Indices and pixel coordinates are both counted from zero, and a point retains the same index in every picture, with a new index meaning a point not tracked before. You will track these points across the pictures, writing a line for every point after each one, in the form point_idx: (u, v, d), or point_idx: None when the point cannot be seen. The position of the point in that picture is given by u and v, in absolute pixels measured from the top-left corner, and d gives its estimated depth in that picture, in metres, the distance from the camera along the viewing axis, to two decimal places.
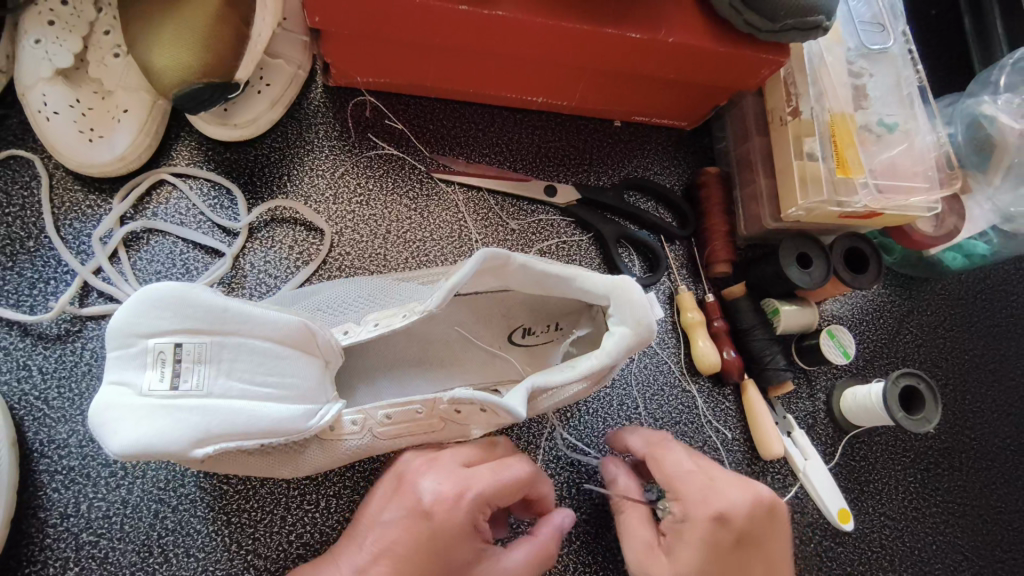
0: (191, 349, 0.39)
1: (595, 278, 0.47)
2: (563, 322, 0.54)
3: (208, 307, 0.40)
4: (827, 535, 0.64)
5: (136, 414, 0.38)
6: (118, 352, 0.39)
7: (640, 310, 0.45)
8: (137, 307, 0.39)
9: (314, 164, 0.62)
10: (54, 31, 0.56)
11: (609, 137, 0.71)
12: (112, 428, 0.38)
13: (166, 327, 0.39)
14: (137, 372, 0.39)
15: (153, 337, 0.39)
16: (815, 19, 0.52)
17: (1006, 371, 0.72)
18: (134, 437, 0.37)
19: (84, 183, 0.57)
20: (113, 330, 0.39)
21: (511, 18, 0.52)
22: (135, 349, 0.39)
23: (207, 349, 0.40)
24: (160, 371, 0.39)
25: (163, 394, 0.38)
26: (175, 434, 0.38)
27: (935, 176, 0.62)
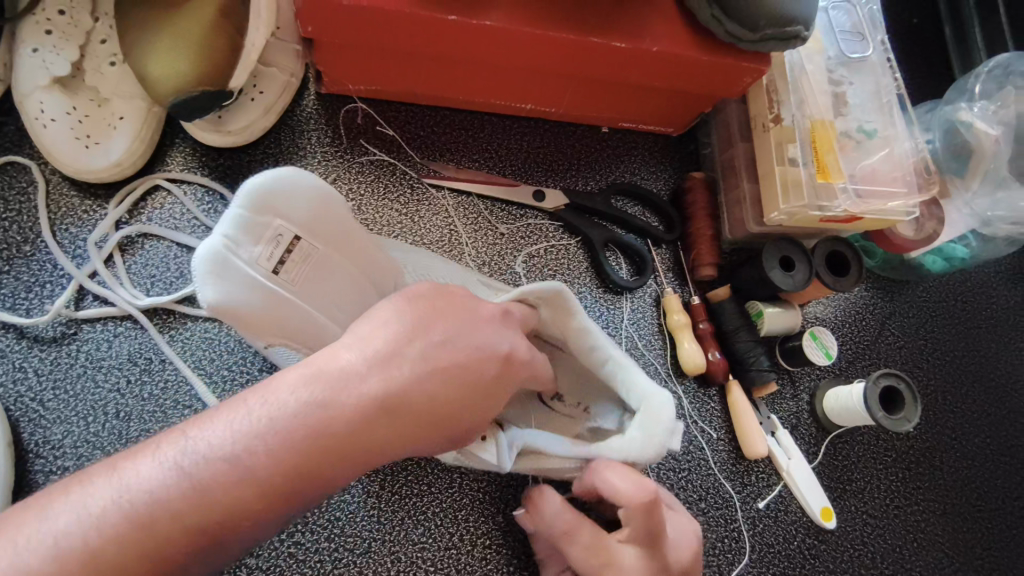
0: (303, 248, 0.46)
1: (642, 379, 0.50)
2: (594, 406, 0.54)
3: (338, 215, 0.47)
4: (810, 532, 0.65)
5: (236, 276, 0.41)
6: (244, 212, 0.42)
7: (658, 433, 0.48)
8: (283, 181, 0.42)
9: (306, 170, 0.63)
10: (52, 40, 0.57)
11: (598, 143, 0.72)
12: (211, 279, 0.40)
13: (292, 218, 0.44)
14: (250, 241, 0.42)
15: (280, 220, 0.44)
16: (794, 29, 0.54)
17: (986, 371, 0.74)
18: (226, 290, 0.40)
19: (80, 189, 0.58)
20: (249, 188, 0.41)
21: (499, 27, 0.53)
22: (260, 221, 0.43)
23: (311, 254, 0.46)
24: (270, 249, 0.43)
25: (264, 272, 0.43)
26: (254, 297, 0.42)
27: (913, 181, 0.63)
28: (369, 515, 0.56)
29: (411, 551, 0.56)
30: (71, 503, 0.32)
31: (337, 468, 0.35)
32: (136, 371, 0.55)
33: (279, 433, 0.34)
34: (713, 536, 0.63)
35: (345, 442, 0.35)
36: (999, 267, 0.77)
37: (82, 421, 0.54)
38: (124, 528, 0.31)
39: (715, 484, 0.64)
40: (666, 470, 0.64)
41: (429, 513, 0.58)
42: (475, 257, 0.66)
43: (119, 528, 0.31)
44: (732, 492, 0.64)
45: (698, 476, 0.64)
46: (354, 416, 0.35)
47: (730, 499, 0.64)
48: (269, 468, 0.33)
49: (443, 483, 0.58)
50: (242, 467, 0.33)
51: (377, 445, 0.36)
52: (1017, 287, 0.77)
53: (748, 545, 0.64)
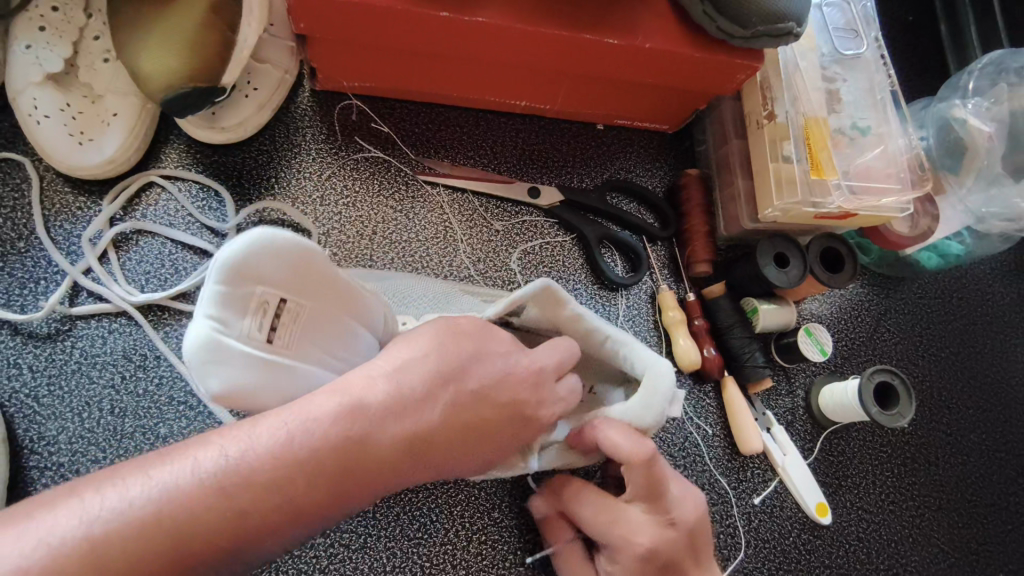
0: (292, 307, 0.40)
1: (642, 353, 0.50)
2: (599, 386, 0.55)
3: (326, 270, 0.42)
4: (805, 528, 0.65)
5: (234, 361, 0.36)
6: (221, 287, 0.36)
7: (656, 397, 0.47)
8: (268, 246, 0.37)
9: (301, 167, 0.63)
10: (45, 36, 0.57)
11: (593, 140, 0.72)
12: (211, 371, 0.36)
13: (274, 277, 0.39)
14: (235, 316, 0.37)
15: (261, 284, 0.38)
16: (785, 25, 0.54)
17: (981, 368, 0.74)
18: (229, 380, 0.36)
19: (74, 185, 0.58)
20: (225, 260, 0.36)
21: (491, 24, 0.53)
22: (242, 292, 0.37)
23: (302, 312, 0.41)
24: (257, 319, 0.38)
25: (258, 345, 0.38)
26: (260, 381, 0.38)
27: (907, 177, 0.63)
28: (365, 511, 0.56)
29: (407, 547, 0.56)
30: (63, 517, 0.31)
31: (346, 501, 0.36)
32: (131, 367, 0.55)
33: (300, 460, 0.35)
34: None
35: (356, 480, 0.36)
36: (994, 264, 0.77)
37: (77, 417, 0.54)
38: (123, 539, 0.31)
39: (711, 480, 0.64)
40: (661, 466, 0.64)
41: (425, 510, 0.57)
42: (471, 254, 0.66)
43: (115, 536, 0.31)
44: (727, 488, 0.65)
45: (694, 472, 0.64)
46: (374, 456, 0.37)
47: (726, 495, 0.64)
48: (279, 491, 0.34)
49: (438, 479, 0.58)
50: (256, 489, 0.33)
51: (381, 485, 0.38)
52: (1012, 283, 0.77)
53: (744, 542, 0.64)
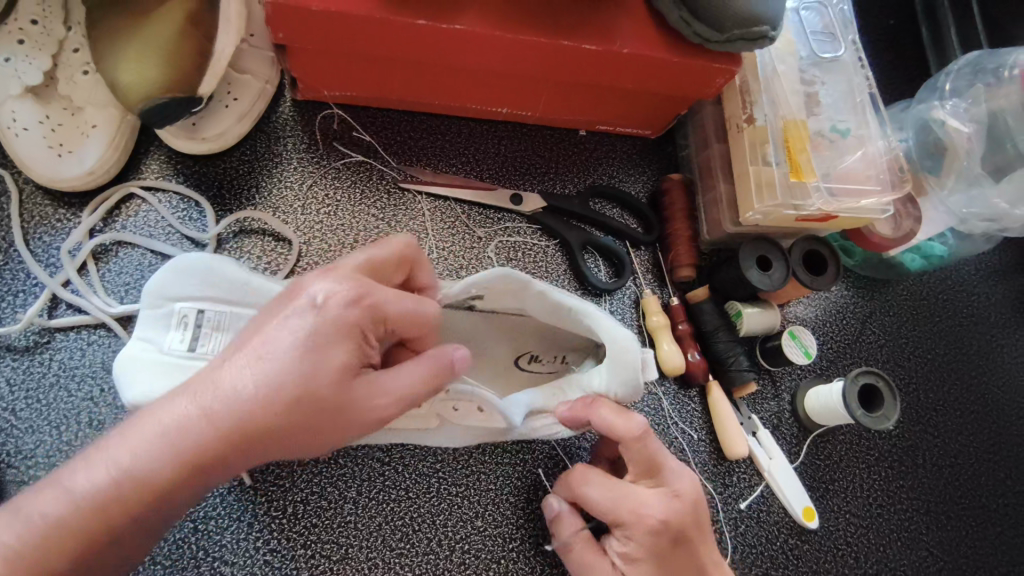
0: (213, 318, 0.47)
1: (606, 323, 0.50)
2: (570, 356, 0.57)
3: (226, 275, 0.47)
4: (793, 533, 0.65)
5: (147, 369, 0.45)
6: (148, 309, 0.47)
7: (630, 370, 0.50)
8: (166, 271, 0.46)
9: (282, 177, 0.63)
10: (24, 49, 0.57)
11: (575, 146, 0.72)
12: (129, 381, 0.45)
13: (193, 292, 0.47)
14: (159, 332, 0.47)
15: (179, 301, 0.47)
16: (760, 29, 0.54)
17: (968, 369, 0.73)
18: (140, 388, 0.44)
19: (54, 198, 0.58)
20: (145, 289, 0.46)
21: (468, 31, 0.53)
22: (161, 311, 0.47)
23: (226, 320, 0.48)
24: (182, 332, 0.47)
25: (182, 353, 0.46)
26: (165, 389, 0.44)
27: (887, 179, 0.64)
28: (345, 522, 0.56)
29: (388, 557, 0.56)
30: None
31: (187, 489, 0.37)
32: (110, 379, 0.55)
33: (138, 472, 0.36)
34: None
35: (182, 476, 0.36)
36: (980, 265, 0.77)
37: (54, 430, 0.53)
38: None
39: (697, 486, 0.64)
40: None
41: (406, 519, 0.57)
42: (444, 262, 0.65)
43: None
44: (714, 493, 0.64)
45: None
46: (200, 445, 0.36)
47: (712, 500, 0.64)
48: (114, 506, 0.35)
49: (419, 487, 0.58)
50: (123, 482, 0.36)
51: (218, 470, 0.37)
52: (998, 284, 0.77)
53: (731, 547, 0.63)
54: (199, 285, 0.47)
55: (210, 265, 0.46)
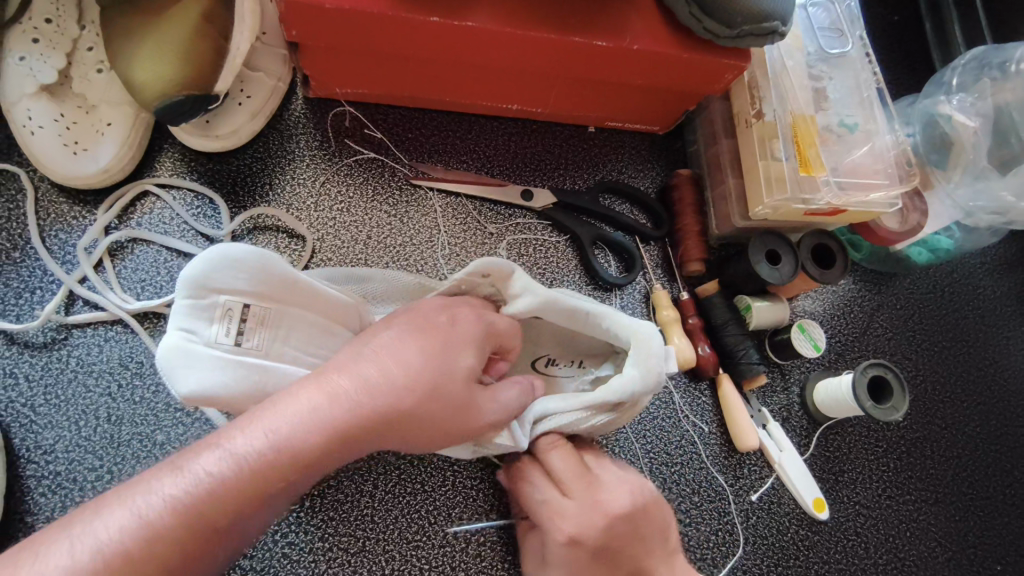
0: (257, 313, 0.47)
1: (626, 321, 0.51)
2: (587, 360, 0.58)
3: (281, 274, 0.47)
4: (803, 524, 0.65)
5: (201, 365, 0.42)
6: (188, 300, 0.44)
7: (653, 360, 0.49)
8: (215, 264, 0.44)
9: (295, 174, 0.64)
10: (39, 48, 0.58)
11: (584, 142, 0.73)
12: (180, 375, 0.42)
13: (241, 287, 0.46)
14: (203, 324, 0.45)
15: (224, 294, 0.45)
16: (770, 25, 0.55)
17: (975, 361, 0.74)
18: (200, 384, 0.42)
19: (69, 196, 0.59)
20: (188, 279, 0.44)
21: (481, 28, 0.54)
22: (205, 302, 0.45)
23: (269, 315, 0.48)
24: (226, 325, 0.46)
25: (228, 347, 0.46)
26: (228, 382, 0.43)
27: (895, 173, 0.64)
28: (363, 515, 0.56)
29: (406, 550, 0.56)
30: (105, 527, 0.32)
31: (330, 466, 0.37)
32: (127, 375, 0.55)
33: (297, 442, 0.36)
34: (707, 530, 0.63)
35: (327, 455, 0.36)
36: (985, 258, 0.78)
37: (73, 426, 0.54)
38: (155, 543, 0.32)
39: (708, 478, 0.65)
40: (659, 463, 0.64)
41: (423, 512, 0.58)
42: (455, 258, 0.66)
43: (157, 537, 0.32)
44: (725, 485, 0.65)
45: (690, 470, 0.64)
46: (355, 424, 0.37)
47: (723, 492, 0.65)
48: (272, 476, 0.35)
49: (436, 480, 0.59)
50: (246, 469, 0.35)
51: (357, 451, 0.38)
52: (1003, 277, 0.78)
53: (742, 538, 0.64)
54: (247, 281, 0.46)
55: (266, 262, 0.46)
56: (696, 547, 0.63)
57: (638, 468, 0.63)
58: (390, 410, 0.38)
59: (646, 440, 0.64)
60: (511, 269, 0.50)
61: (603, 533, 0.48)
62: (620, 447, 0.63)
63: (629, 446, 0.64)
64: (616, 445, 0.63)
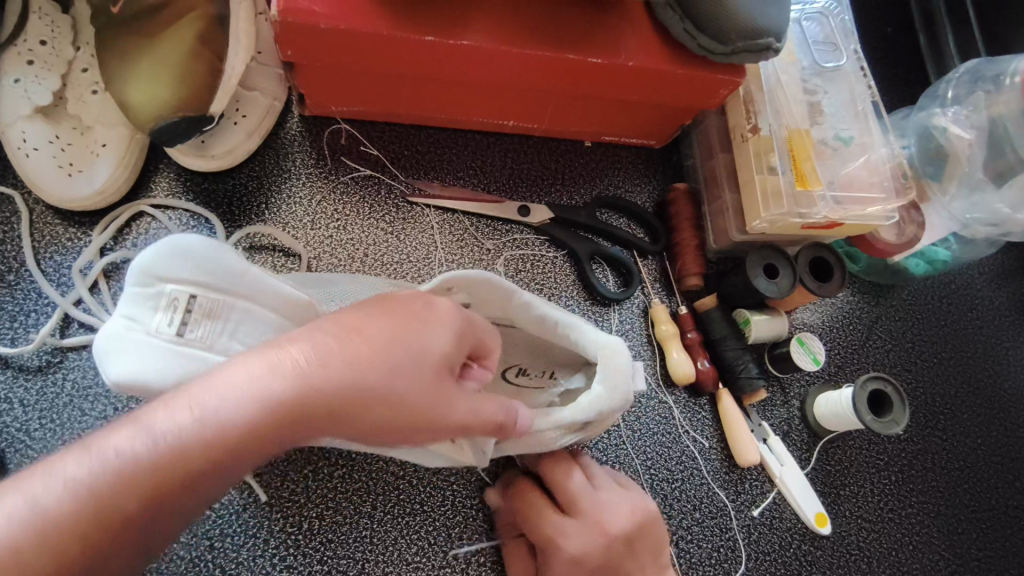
0: (204, 305, 0.45)
1: (591, 335, 0.50)
2: (558, 371, 0.57)
3: (226, 266, 0.45)
4: (805, 539, 0.65)
5: (136, 353, 0.43)
6: (135, 286, 0.44)
7: (620, 375, 0.48)
8: (162, 253, 0.43)
9: (291, 192, 0.64)
10: (34, 70, 0.57)
11: (581, 157, 0.73)
12: (111, 360, 0.43)
13: (187, 278, 0.45)
14: (148, 313, 0.44)
15: (169, 283, 0.44)
16: (764, 41, 0.55)
17: (974, 373, 0.74)
18: (131, 369, 0.42)
19: (64, 217, 0.59)
20: (133, 268, 0.44)
21: (476, 47, 0.54)
22: (152, 290, 0.44)
23: (217, 307, 0.46)
24: (170, 316, 0.44)
25: (170, 338, 0.44)
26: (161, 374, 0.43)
27: (891, 186, 0.64)
28: (362, 537, 0.56)
29: (405, 572, 0.56)
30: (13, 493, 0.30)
31: (263, 464, 0.34)
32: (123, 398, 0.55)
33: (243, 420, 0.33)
34: (708, 547, 0.63)
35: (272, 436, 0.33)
36: (983, 269, 0.78)
37: None
38: (74, 511, 0.30)
39: (709, 494, 0.64)
40: (659, 479, 0.63)
41: (422, 533, 0.57)
42: None
43: (78, 509, 0.30)
44: (726, 501, 0.64)
45: (691, 486, 0.64)
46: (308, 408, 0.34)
47: (724, 508, 0.64)
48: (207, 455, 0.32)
49: (435, 500, 0.58)
50: (187, 444, 0.32)
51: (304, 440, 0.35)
52: (1001, 288, 0.78)
53: (745, 555, 0.63)
54: (191, 270, 0.44)
55: (211, 255, 0.45)
56: (698, 565, 0.62)
57: (639, 485, 0.63)
58: (337, 391, 0.35)
59: (647, 457, 0.64)
60: (484, 278, 0.48)
61: (603, 553, 0.51)
62: (622, 463, 0.63)
63: (629, 462, 0.63)
64: (616, 462, 0.63)
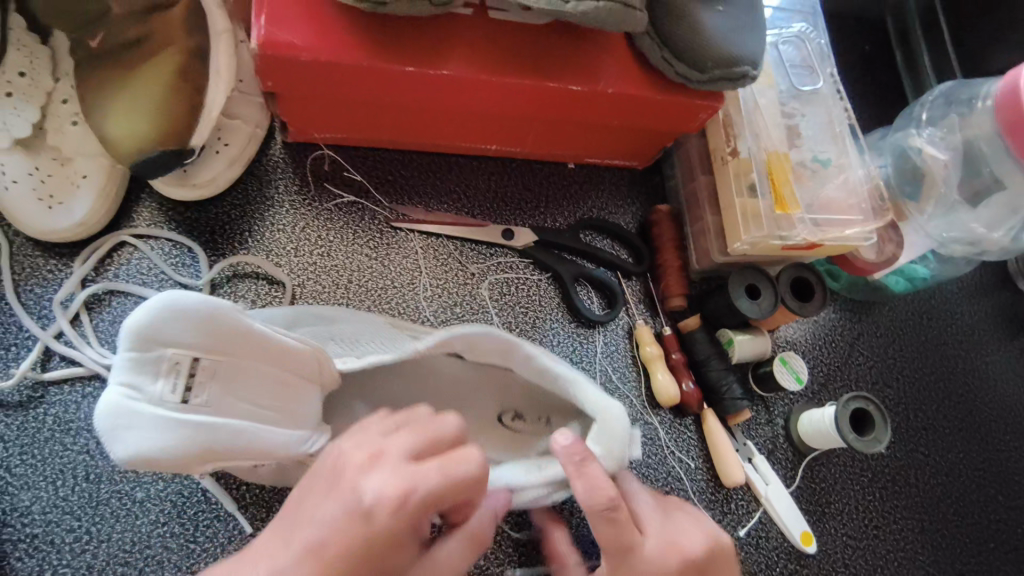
0: (208, 365, 0.43)
1: (593, 393, 0.52)
2: (554, 417, 0.57)
3: (232, 325, 0.43)
4: (791, 558, 0.65)
5: (148, 425, 0.39)
6: (132, 355, 0.40)
7: (617, 440, 0.50)
8: (162, 315, 0.40)
9: (275, 220, 0.64)
10: (11, 101, 0.56)
11: (564, 179, 0.73)
12: (124, 436, 0.39)
13: (186, 339, 0.42)
14: (149, 379, 0.41)
15: (172, 347, 0.41)
16: (741, 70, 0.56)
17: (955, 388, 0.75)
18: (144, 444, 0.39)
19: (45, 249, 0.58)
20: (129, 331, 0.40)
21: (456, 76, 0.54)
22: (149, 357, 0.41)
23: (219, 368, 0.44)
24: (172, 381, 0.41)
25: (175, 405, 0.41)
26: (178, 444, 0.40)
27: (869, 208, 0.65)
28: None
29: None
30: None
31: None
32: None
33: None
34: None
35: None
36: (962, 284, 0.79)
37: (50, 486, 0.53)
38: None
39: None
40: None
41: None
42: (437, 299, 0.66)
43: None
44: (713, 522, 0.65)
45: None
46: None
47: None
48: None
49: None
50: None
51: None
52: (979, 302, 0.79)
53: None
54: (192, 330, 0.42)
55: (217, 313, 0.43)
56: None
57: None
58: None
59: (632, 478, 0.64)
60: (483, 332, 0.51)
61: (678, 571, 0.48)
62: None
63: None
64: None
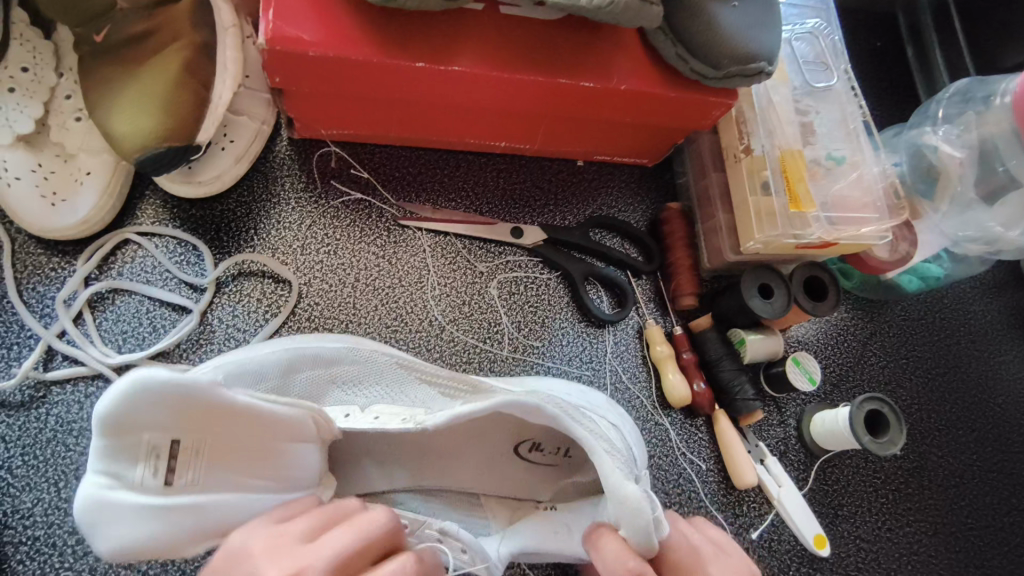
0: (190, 445, 0.39)
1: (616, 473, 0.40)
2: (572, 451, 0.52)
3: (211, 403, 0.39)
4: (804, 561, 0.64)
5: (127, 517, 0.36)
6: (106, 442, 0.37)
7: (645, 528, 0.39)
8: (132, 398, 0.36)
9: (281, 218, 0.63)
10: (15, 97, 0.56)
11: (573, 176, 0.72)
12: (102, 531, 0.36)
13: (163, 420, 0.38)
14: (127, 467, 0.37)
15: (148, 431, 0.38)
16: (755, 66, 0.55)
17: (969, 388, 0.74)
18: (123, 539, 0.36)
19: (47, 247, 0.57)
20: (99, 419, 0.36)
21: (467, 72, 0.53)
22: (125, 442, 0.37)
23: (204, 445, 0.40)
24: (153, 465, 0.38)
25: (157, 490, 0.37)
26: (163, 535, 0.37)
27: (883, 206, 0.64)
28: None
29: None
30: None
31: None
32: None
33: None
34: None
35: None
36: (975, 283, 0.78)
37: (53, 488, 0.52)
38: None
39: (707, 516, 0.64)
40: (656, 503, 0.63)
41: None
42: (445, 299, 0.65)
43: None
44: (725, 524, 0.64)
45: (689, 509, 0.64)
46: None
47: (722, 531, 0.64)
48: None
49: None
50: None
51: None
52: (992, 301, 0.78)
53: None
54: (172, 408, 0.38)
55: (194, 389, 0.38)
56: None
57: None
58: None
59: None
60: None
61: None
62: None
63: None
64: None
